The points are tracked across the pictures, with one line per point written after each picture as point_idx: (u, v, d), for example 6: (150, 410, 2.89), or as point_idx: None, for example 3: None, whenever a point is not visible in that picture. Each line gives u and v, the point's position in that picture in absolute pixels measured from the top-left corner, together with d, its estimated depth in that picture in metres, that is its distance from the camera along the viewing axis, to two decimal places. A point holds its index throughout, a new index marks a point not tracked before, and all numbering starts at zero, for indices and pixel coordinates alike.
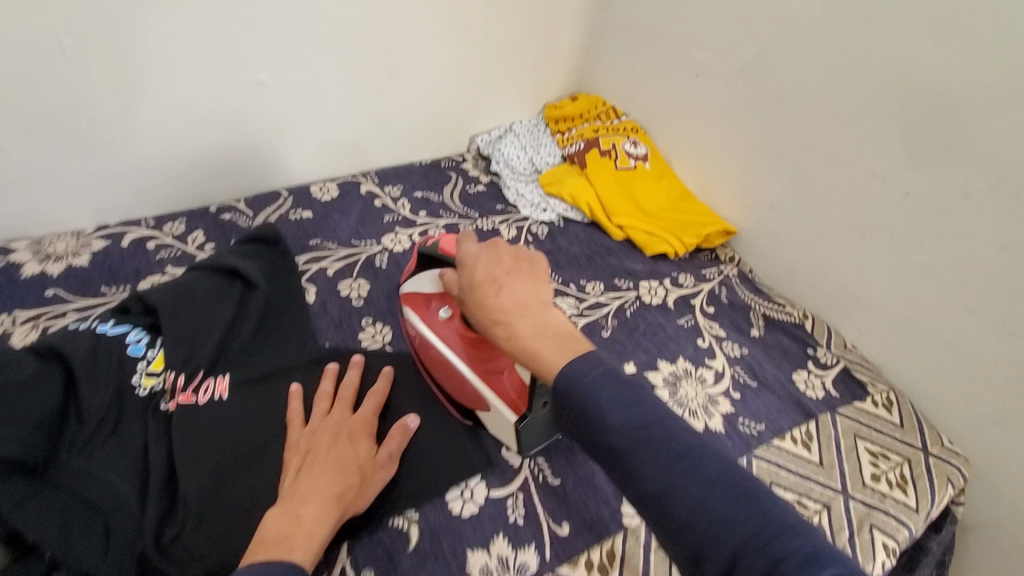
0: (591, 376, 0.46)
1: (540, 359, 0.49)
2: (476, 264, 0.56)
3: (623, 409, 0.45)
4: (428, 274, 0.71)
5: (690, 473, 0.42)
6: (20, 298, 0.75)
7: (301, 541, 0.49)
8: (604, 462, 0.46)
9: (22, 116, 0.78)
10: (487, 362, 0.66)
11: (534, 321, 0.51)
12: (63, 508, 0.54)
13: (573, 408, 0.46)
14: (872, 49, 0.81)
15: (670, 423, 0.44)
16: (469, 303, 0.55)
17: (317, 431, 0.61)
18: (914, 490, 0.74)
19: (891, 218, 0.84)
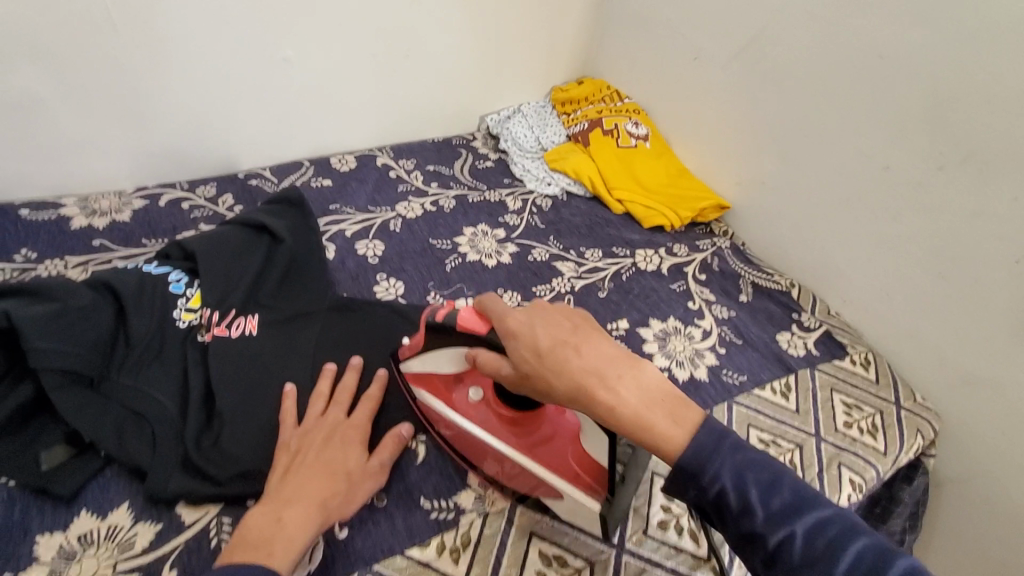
0: (723, 456, 0.47)
1: (656, 429, 0.49)
2: (537, 333, 0.55)
3: (767, 496, 0.45)
4: (445, 358, 0.64)
5: (854, 564, 0.42)
6: (70, 246, 0.83)
7: (280, 547, 0.51)
8: (748, 549, 0.46)
9: (72, 82, 0.86)
10: (537, 434, 0.64)
11: (633, 387, 0.52)
12: (116, 416, 0.62)
13: (706, 493, 0.47)
14: (857, 32, 0.87)
15: (816, 507, 0.45)
16: (545, 376, 0.53)
17: (310, 429, 0.63)
18: (884, 437, 0.80)
19: (872, 189, 0.89)
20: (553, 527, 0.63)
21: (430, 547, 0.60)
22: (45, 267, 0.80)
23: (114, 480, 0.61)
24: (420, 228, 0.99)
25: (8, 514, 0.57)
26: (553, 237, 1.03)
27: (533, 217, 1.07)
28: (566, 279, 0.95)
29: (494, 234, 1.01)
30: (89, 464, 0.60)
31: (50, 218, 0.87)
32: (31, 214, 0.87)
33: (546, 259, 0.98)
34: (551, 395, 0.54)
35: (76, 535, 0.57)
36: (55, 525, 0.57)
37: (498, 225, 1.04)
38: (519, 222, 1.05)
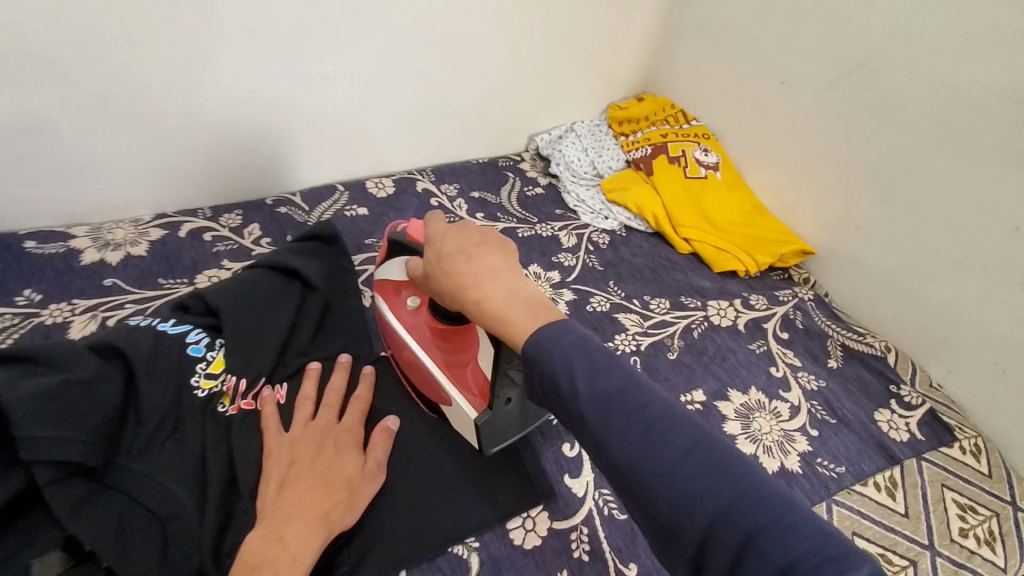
0: (561, 342, 0.44)
1: (513, 327, 0.48)
2: (444, 238, 0.53)
3: (595, 378, 0.43)
4: (392, 262, 0.66)
5: (663, 443, 0.39)
6: (79, 287, 0.74)
7: (285, 569, 0.48)
8: (573, 430, 0.44)
9: (85, 99, 0.76)
10: (456, 354, 0.65)
11: (505, 289, 0.50)
12: (122, 516, 0.53)
13: (544, 380, 0.44)
14: (992, 66, 0.74)
15: (641, 392, 0.42)
16: (437, 278, 0.53)
17: (299, 436, 0.59)
18: (1003, 549, 0.68)
19: (1000, 252, 0.76)
20: None
21: None
22: (49, 313, 0.71)
23: None
24: None
25: None
26: (613, 283, 0.91)
27: (589, 257, 0.95)
28: (630, 335, 0.83)
29: (547, 278, 0.90)
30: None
31: (58, 252, 0.77)
32: (37, 247, 0.77)
33: (607, 310, 0.87)
34: (438, 293, 0.54)
35: None
36: None
37: (552, 265, 0.92)
38: (575, 262, 0.94)
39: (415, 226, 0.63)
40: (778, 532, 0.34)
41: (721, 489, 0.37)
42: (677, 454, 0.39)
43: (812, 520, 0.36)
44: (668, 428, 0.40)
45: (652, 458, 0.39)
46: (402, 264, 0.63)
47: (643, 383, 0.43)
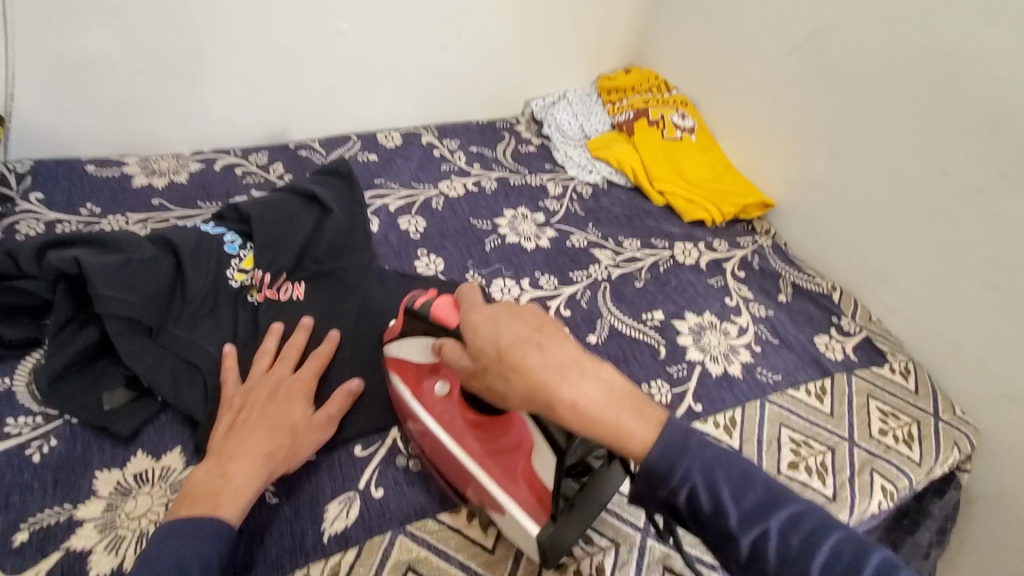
0: (692, 456, 0.45)
1: (623, 429, 0.46)
2: (496, 327, 0.50)
3: (740, 496, 0.44)
4: (416, 345, 0.62)
5: (829, 561, 0.41)
6: (131, 204, 0.87)
7: (226, 499, 0.52)
8: (717, 547, 0.45)
9: (143, 44, 0.89)
10: (499, 443, 0.58)
11: (597, 386, 0.47)
12: (172, 365, 0.65)
13: (677, 492, 0.45)
14: (924, 30, 0.85)
15: (791, 502, 0.44)
16: (501, 373, 0.48)
17: (254, 387, 0.63)
18: (919, 447, 0.79)
19: (930, 194, 0.87)
20: None
21: (460, 514, 0.61)
22: (108, 222, 0.83)
23: (169, 424, 0.64)
24: (462, 207, 1.01)
25: (71, 448, 0.60)
26: (592, 225, 1.03)
27: (572, 204, 1.07)
28: (603, 266, 0.95)
29: (534, 218, 1.02)
30: (146, 408, 0.63)
31: (114, 175, 0.91)
32: (97, 170, 0.91)
33: (584, 246, 0.98)
34: (508, 398, 0.49)
35: (133, 473, 0.59)
36: (114, 462, 0.60)
37: (538, 209, 1.04)
38: (559, 208, 1.06)
39: (443, 303, 0.59)
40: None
41: None
42: (837, 569, 0.41)
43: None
44: (824, 541, 0.42)
45: (818, 571, 0.41)
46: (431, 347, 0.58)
47: (785, 493, 0.45)
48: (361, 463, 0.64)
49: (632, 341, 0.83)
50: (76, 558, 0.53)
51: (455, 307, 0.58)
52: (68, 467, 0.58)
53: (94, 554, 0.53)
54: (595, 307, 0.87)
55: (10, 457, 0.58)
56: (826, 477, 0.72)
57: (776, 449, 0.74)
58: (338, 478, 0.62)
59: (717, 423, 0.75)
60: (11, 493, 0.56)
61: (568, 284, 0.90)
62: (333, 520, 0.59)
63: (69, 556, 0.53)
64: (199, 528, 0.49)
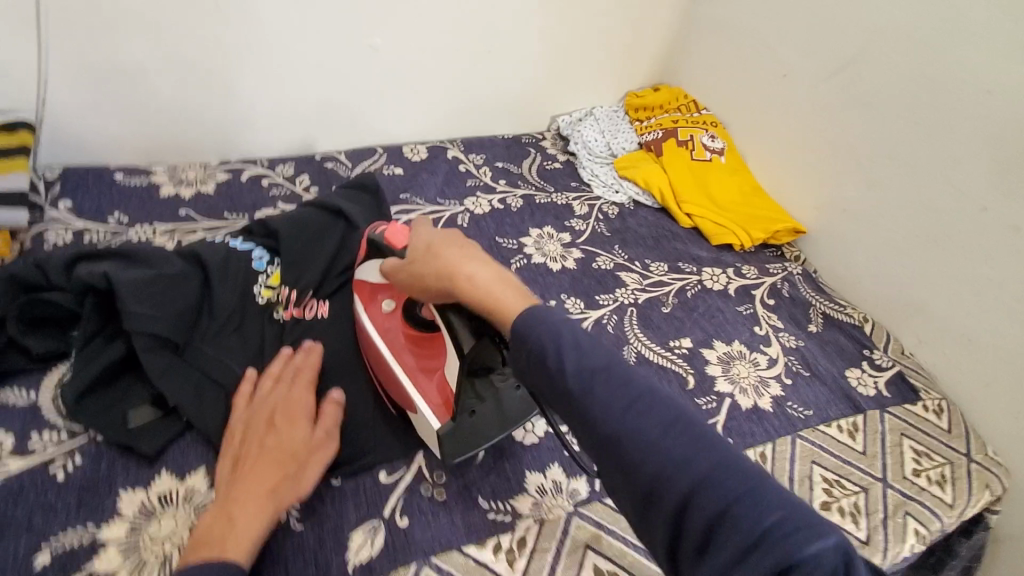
0: (551, 324, 0.45)
1: (502, 301, 0.49)
2: (432, 233, 0.58)
3: (582, 355, 0.43)
4: (372, 264, 0.69)
5: (651, 424, 0.40)
6: (159, 214, 0.87)
7: (233, 543, 0.50)
8: (560, 407, 0.44)
9: (174, 55, 0.89)
10: (428, 360, 0.65)
11: (492, 271, 0.52)
12: (197, 384, 0.65)
13: (532, 352, 0.44)
14: (967, 60, 0.82)
15: (625, 372, 0.43)
16: (423, 264, 0.56)
17: (253, 415, 0.60)
18: (953, 489, 0.76)
19: (968, 229, 0.85)
20: (609, 543, 0.62)
21: (487, 547, 0.60)
22: (135, 233, 0.83)
23: (193, 444, 0.63)
24: (487, 225, 0.99)
25: (95, 467, 0.59)
26: (618, 246, 1.02)
27: (598, 224, 1.06)
28: (629, 290, 0.93)
29: (559, 238, 1.01)
30: (172, 427, 0.62)
31: (142, 184, 0.91)
32: (125, 178, 0.91)
33: (610, 268, 0.97)
34: (427, 286, 0.55)
35: (158, 494, 0.58)
36: (138, 482, 0.59)
37: (564, 228, 1.03)
38: (585, 227, 1.04)
39: (394, 229, 0.66)
40: (750, 501, 0.37)
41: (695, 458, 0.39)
42: (657, 432, 0.40)
43: (795, 505, 0.37)
44: (645, 405, 0.41)
45: (636, 431, 0.40)
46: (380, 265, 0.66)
47: (624, 362, 0.44)
48: (386, 490, 0.63)
49: (659, 370, 0.82)
50: None
51: (406, 233, 0.65)
52: (92, 488, 0.58)
53: None
54: (623, 333, 0.86)
55: (34, 474, 0.57)
56: (859, 519, 0.70)
57: (808, 489, 0.72)
58: (364, 505, 0.61)
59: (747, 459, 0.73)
60: (35, 513, 0.55)
61: (594, 307, 0.89)
62: (358, 549, 0.57)
63: None
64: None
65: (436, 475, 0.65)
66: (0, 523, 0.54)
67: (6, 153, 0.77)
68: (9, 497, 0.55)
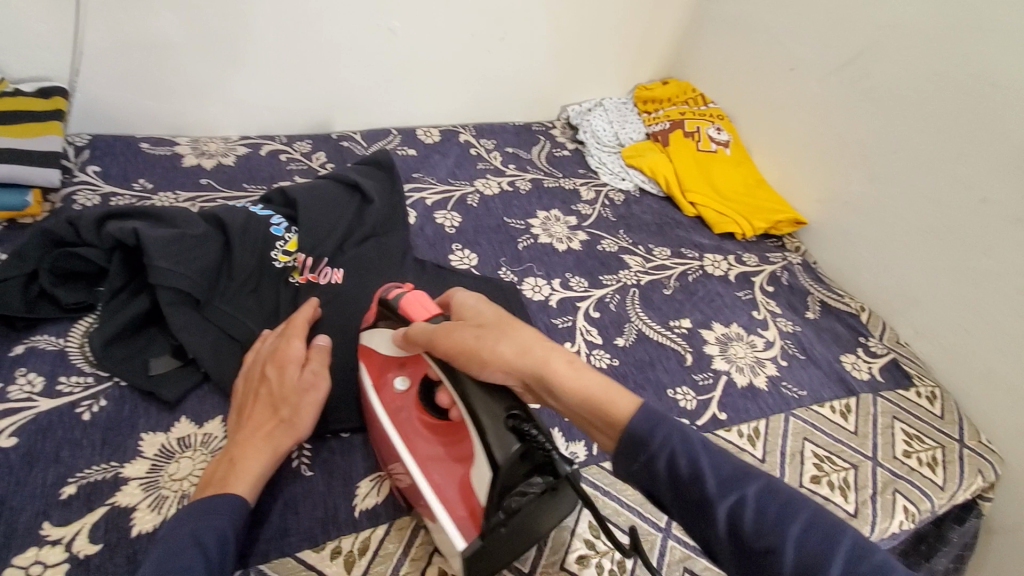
0: (674, 433, 0.47)
1: (604, 391, 0.51)
2: (491, 311, 0.57)
3: (717, 466, 0.45)
4: (388, 341, 0.61)
5: (806, 532, 0.41)
6: (181, 182, 0.91)
7: (234, 480, 0.54)
8: (698, 523, 0.44)
9: (203, 31, 0.93)
10: (447, 451, 0.56)
11: (574, 359, 0.54)
12: (216, 338, 0.68)
13: (659, 459, 0.46)
14: (974, 55, 0.85)
15: (765, 480, 0.44)
16: (494, 340, 0.53)
17: (252, 367, 0.63)
18: (942, 471, 0.78)
19: (969, 220, 0.87)
20: (605, 502, 0.65)
21: None
22: (158, 198, 0.86)
23: (210, 394, 0.66)
24: (496, 206, 1.02)
25: (118, 409, 0.62)
26: (622, 231, 1.04)
27: (604, 209, 1.09)
28: (632, 272, 0.96)
29: (566, 221, 1.03)
30: (191, 377, 0.66)
31: (166, 153, 0.94)
32: (150, 147, 0.94)
33: (615, 250, 1.00)
34: (500, 362, 0.52)
35: (177, 437, 0.62)
36: (158, 425, 0.62)
37: (570, 212, 1.06)
38: (591, 212, 1.07)
39: (413, 299, 0.60)
40: None
41: (857, 569, 0.39)
42: (809, 545, 0.40)
43: None
44: (793, 515, 0.41)
45: (789, 543, 0.40)
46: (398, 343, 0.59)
47: (755, 470, 0.45)
48: None
49: (659, 347, 0.84)
50: (121, 513, 0.55)
51: (427, 306, 0.59)
52: (115, 428, 0.61)
53: (137, 511, 0.55)
54: (624, 311, 0.88)
55: (62, 413, 0.61)
56: (849, 493, 0.72)
57: (799, 462, 0.74)
58: (371, 457, 0.64)
59: (740, 432, 0.76)
60: (62, 448, 0.58)
61: (598, 287, 0.91)
62: (364, 496, 0.60)
63: (114, 510, 0.55)
64: (213, 509, 0.50)
65: None
66: (29, 455, 0.57)
67: (41, 116, 0.81)
68: (38, 432, 0.59)
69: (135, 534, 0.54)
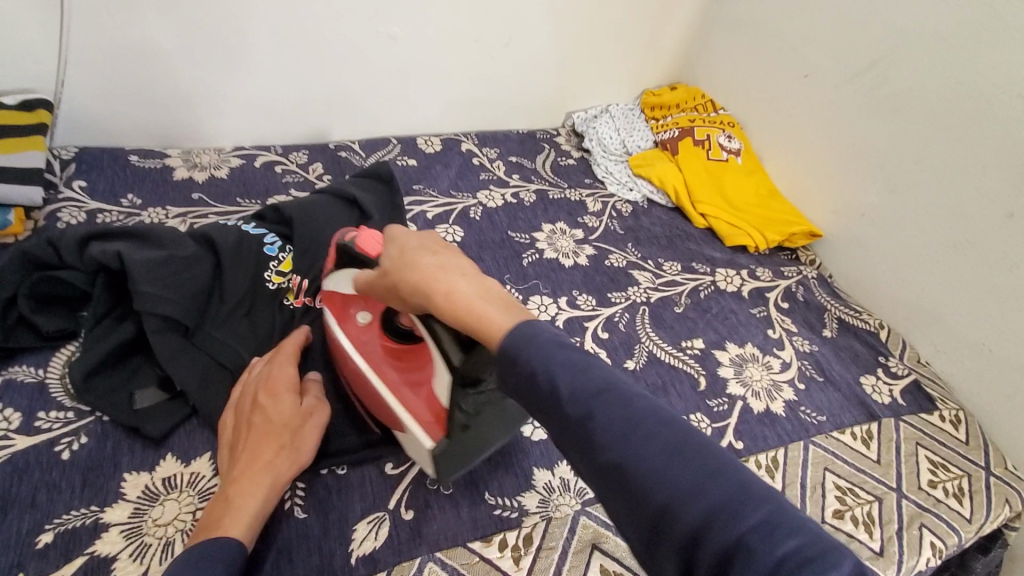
0: (539, 344, 0.41)
1: (489, 320, 0.44)
2: (407, 238, 0.52)
3: (579, 378, 0.39)
4: (343, 275, 0.61)
5: (659, 448, 0.35)
6: (172, 197, 0.87)
7: (232, 520, 0.49)
8: (559, 437, 0.40)
9: (192, 37, 0.89)
10: (412, 374, 0.60)
11: (478, 286, 0.47)
12: (205, 368, 0.64)
13: (522, 376, 0.41)
14: (999, 63, 0.81)
15: (628, 392, 0.39)
16: (398, 269, 0.50)
17: (241, 397, 0.60)
18: (970, 503, 0.74)
19: (994, 236, 0.83)
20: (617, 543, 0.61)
21: (492, 543, 0.59)
22: (148, 215, 0.83)
23: (199, 429, 0.62)
24: (500, 219, 0.98)
25: (100, 447, 0.59)
26: (631, 245, 1.01)
27: (612, 221, 1.05)
28: (642, 289, 0.92)
29: (572, 234, 1.00)
30: (178, 411, 0.62)
31: (156, 167, 0.91)
32: (139, 160, 0.91)
33: (623, 266, 0.96)
34: (400, 293, 0.50)
35: (162, 477, 0.58)
36: (143, 464, 0.58)
37: (577, 225, 1.02)
38: (598, 224, 1.03)
39: (365, 237, 0.58)
40: (763, 529, 0.32)
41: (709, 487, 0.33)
42: (657, 457, 0.35)
43: (811, 529, 0.32)
44: (646, 427, 0.36)
45: (638, 456, 0.35)
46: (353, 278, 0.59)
47: (621, 381, 0.40)
48: (391, 481, 0.62)
49: (671, 370, 0.80)
50: (100, 563, 0.51)
51: (380, 240, 0.57)
52: (97, 468, 0.57)
53: (119, 561, 0.52)
54: (634, 331, 0.85)
55: (40, 452, 0.57)
56: (873, 529, 0.68)
57: (820, 495, 0.70)
58: (369, 496, 0.60)
59: (758, 464, 0.72)
60: (39, 491, 0.55)
61: (606, 305, 0.88)
62: (361, 540, 0.57)
63: (93, 561, 0.51)
64: (212, 553, 0.46)
65: None
66: (4, 500, 0.53)
67: (23, 130, 0.78)
68: (13, 474, 0.55)
69: None
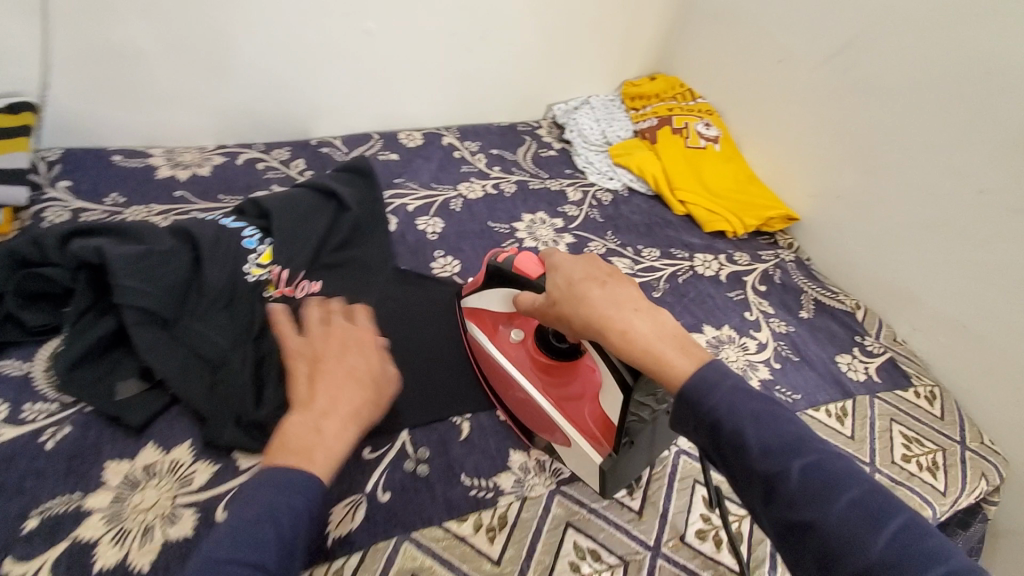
0: (723, 391, 0.46)
1: (667, 361, 0.49)
2: (575, 268, 0.59)
3: (766, 434, 0.43)
4: (495, 297, 0.70)
5: (849, 506, 0.39)
6: (154, 195, 0.88)
7: (320, 455, 0.47)
8: (743, 487, 0.44)
9: (174, 38, 0.90)
10: (568, 389, 0.67)
11: (651, 325, 0.52)
12: (184, 358, 0.65)
13: (704, 422, 0.45)
14: (965, 42, 0.82)
15: (819, 450, 0.43)
16: (567, 299, 0.57)
17: (321, 338, 0.56)
18: (944, 476, 0.75)
19: (966, 212, 0.84)
20: (590, 521, 0.63)
21: (466, 522, 0.60)
22: (130, 212, 0.84)
23: (178, 418, 0.64)
24: (480, 210, 1.00)
25: (84, 436, 0.60)
26: (610, 232, 1.02)
27: (592, 210, 1.06)
28: None
29: (552, 223, 1.01)
30: (157, 400, 0.63)
31: (139, 166, 0.92)
32: (123, 160, 0.92)
33: (602, 253, 0.97)
34: (566, 322, 0.56)
35: (143, 465, 0.60)
36: (125, 452, 0.60)
37: (557, 214, 1.03)
38: (578, 213, 1.04)
39: (523, 258, 0.66)
40: None
41: (906, 555, 0.36)
42: (851, 515, 0.38)
43: None
44: (842, 488, 0.40)
45: (831, 515, 0.39)
46: (507, 295, 0.68)
47: (810, 438, 0.43)
48: (369, 465, 0.63)
49: None
50: (83, 547, 0.53)
51: (539, 263, 0.65)
52: (80, 456, 0.59)
53: (100, 545, 0.53)
54: None
55: (25, 442, 0.59)
56: None
57: None
58: (347, 480, 0.62)
59: None
60: (24, 479, 0.56)
61: None
62: (338, 522, 0.58)
63: (77, 544, 0.53)
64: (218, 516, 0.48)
65: (419, 452, 0.65)
66: None
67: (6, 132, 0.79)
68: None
69: (97, 570, 0.52)
